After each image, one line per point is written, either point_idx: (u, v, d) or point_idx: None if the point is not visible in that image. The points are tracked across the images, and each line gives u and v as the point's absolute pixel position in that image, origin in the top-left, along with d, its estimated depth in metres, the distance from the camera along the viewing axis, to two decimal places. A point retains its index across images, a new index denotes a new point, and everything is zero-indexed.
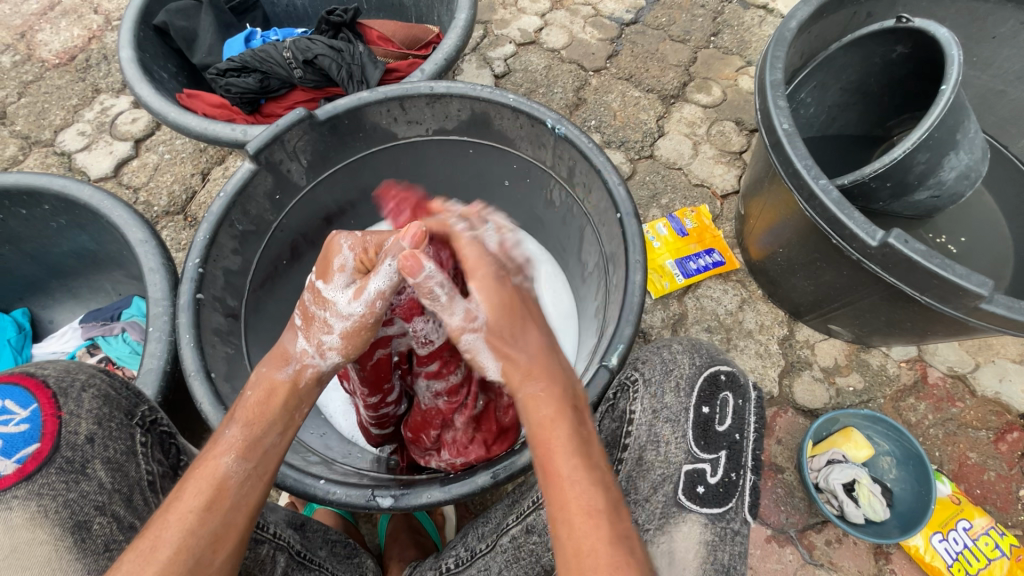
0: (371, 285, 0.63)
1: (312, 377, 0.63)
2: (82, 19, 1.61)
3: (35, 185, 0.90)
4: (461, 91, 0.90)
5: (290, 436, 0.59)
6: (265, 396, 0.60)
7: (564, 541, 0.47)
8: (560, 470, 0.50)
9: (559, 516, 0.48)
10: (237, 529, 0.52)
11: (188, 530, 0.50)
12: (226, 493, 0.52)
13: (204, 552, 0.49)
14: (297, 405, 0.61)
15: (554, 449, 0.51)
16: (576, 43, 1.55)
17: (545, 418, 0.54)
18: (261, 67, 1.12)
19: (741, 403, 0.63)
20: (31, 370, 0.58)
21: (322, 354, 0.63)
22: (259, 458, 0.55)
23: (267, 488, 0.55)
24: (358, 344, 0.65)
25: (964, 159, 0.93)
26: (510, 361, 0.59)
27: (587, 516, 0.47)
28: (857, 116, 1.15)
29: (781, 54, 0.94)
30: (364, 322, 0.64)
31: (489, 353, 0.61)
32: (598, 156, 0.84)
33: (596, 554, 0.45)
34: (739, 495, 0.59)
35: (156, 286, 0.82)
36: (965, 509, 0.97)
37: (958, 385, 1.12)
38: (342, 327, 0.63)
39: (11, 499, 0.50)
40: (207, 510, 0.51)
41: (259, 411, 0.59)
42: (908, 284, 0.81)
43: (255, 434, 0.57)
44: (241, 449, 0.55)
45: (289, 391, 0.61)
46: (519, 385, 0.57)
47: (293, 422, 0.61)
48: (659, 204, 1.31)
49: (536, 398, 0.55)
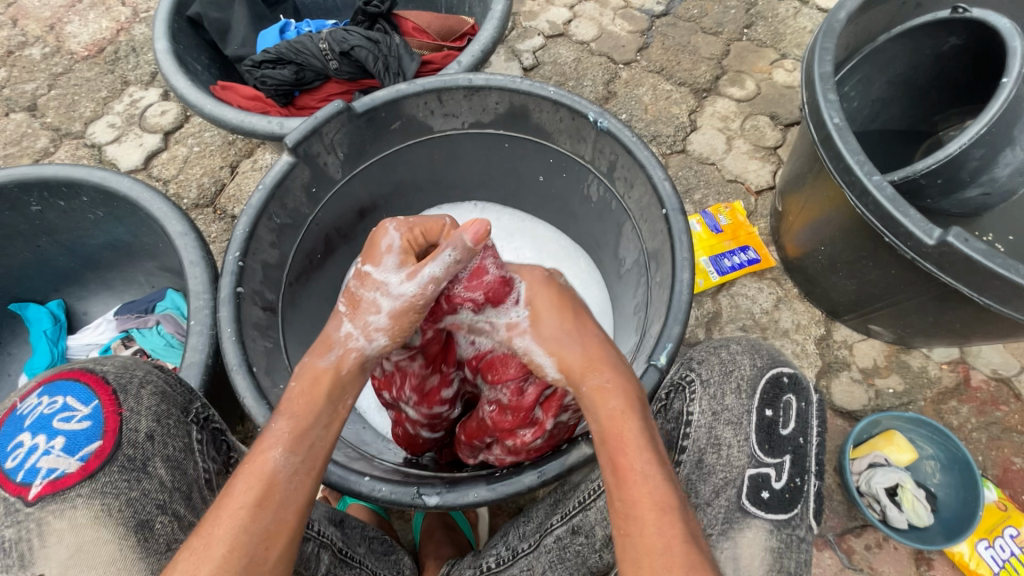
0: (426, 269, 0.61)
1: (355, 364, 0.60)
2: (110, 11, 1.61)
3: (74, 177, 0.90)
4: (500, 83, 0.89)
5: (336, 429, 0.57)
6: (309, 388, 0.57)
7: (635, 538, 0.49)
8: (633, 465, 0.51)
9: (630, 513, 0.49)
10: (290, 525, 0.50)
11: (240, 527, 0.48)
12: (276, 489, 0.50)
13: (257, 549, 0.48)
14: (341, 395, 0.58)
15: (627, 445, 0.52)
16: (606, 36, 1.52)
17: (615, 411, 0.54)
18: (296, 58, 1.11)
19: (805, 406, 0.62)
20: (90, 366, 0.58)
21: (368, 336, 0.61)
22: (307, 452, 0.53)
23: (316, 482, 0.53)
24: (406, 325, 0.62)
25: (1022, 156, 0.89)
26: (559, 354, 0.60)
27: (660, 514, 0.49)
28: (901, 111, 1.12)
29: (830, 46, 0.91)
30: (412, 305, 0.62)
31: (542, 349, 0.61)
32: (641, 150, 0.82)
33: (670, 551, 0.47)
34: (804, 501, 0.59)
35: (197, 279, 0.81)
36: (1012, 516, 0.94)
37: (1001, 388, 1.09)
38: (391, 307, 0.61)
39: (76, 497, 0.50)
40: (259, 506, 0.49)
41: (305, 402, 0.56)
42: (965, 285, 0.78)
43: (302, 427, 0.54)
44: (289, 443, 0.53)
45: (333, 379, 0.58)
46: (582, 378, 0.58)
47: (338, 415, 0.57)
48: (692, 201, 1.28)
49: (604, 391, 0.56)
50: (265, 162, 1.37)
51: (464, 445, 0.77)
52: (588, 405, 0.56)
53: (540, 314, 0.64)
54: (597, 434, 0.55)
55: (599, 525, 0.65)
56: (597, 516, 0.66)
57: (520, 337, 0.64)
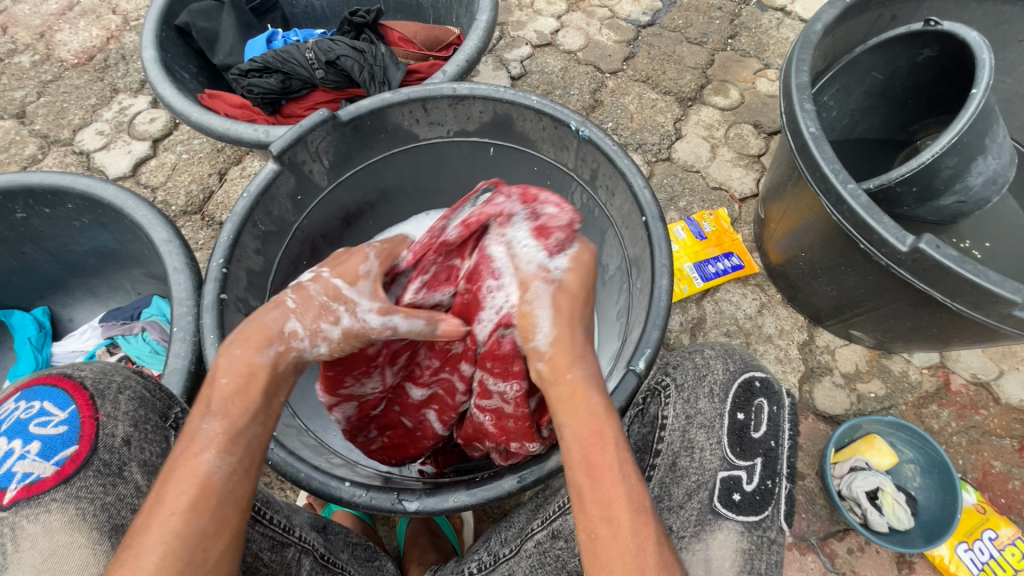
0: (398, 316, 0.62)
1: (291, 362, 0.58)
2: (100, 19, 1.62)
3: (60, 184, 0.90)
4: (484, 92, 0.90)
5: (272, 428, 0.56)
6: (242, 385, 0.55)
7: (605, 540, 0.49)
8: (611, 466, 0.52)
9: (604, 514, 0.50)
10: (230, 525, 0.49)
11: (173, 532, 0.47)
12: (211, 491, 0.49)
13: (194, 552, 0.47)
14: (275, 393, 0.57)
15: (603, 446, 0.53)
16: (593, 46, 1.55)
17: (596, 409, 0.55)
18: (283, 67, 1.13)
19: (776, 409, 0.64)
20: (69, 371, 0.59)
21: (313, 340, 0.60)
22: (243, 451, 0.52)
23: (253, 481, 0.52)
24: (353, 346, 0.62)
25: (991, 165, 0.92)
26: (558, 334, 0.60)
27: (635, 514, 0.50)
28: (879, 120, 1.15)
29: (807, 56, 0.93)
30: (366, 331, 0.62)
31: (549, 316, 0.61)
32: (622, 158, 0.83)
33: (643, 555, 0.48)
34: (775, 503, 0.60)
35: (180, 286, 0.82)
36: (990, 519, 0.95)
37: (981, 392, 1.10)
38: (350, 325, 0.61)
39: (50, 502, 0.50)
40: (193, 509, 0.48)
41: (238, 401, 0.54)
42: (938, 291, 0.80)
43: (236, 426, 0.52)
44: (222, 442, 0.51)
45: (269, 376, 0.56)
46: (565, 368, 0.58)
47: (271, 413, 0.56)
48: (677, 208, 1.30)
49: (575, 388, 0.57)
50: (254, 169, 1.38)
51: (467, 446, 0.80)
52: (561, 399, 0.56)
53: (568, 287, 0.63)
54: (570, 430, 0.55)
55: (578, 529, 0.65)
56: (576, 520, 0.66)
57: (540, 284, 0.63)
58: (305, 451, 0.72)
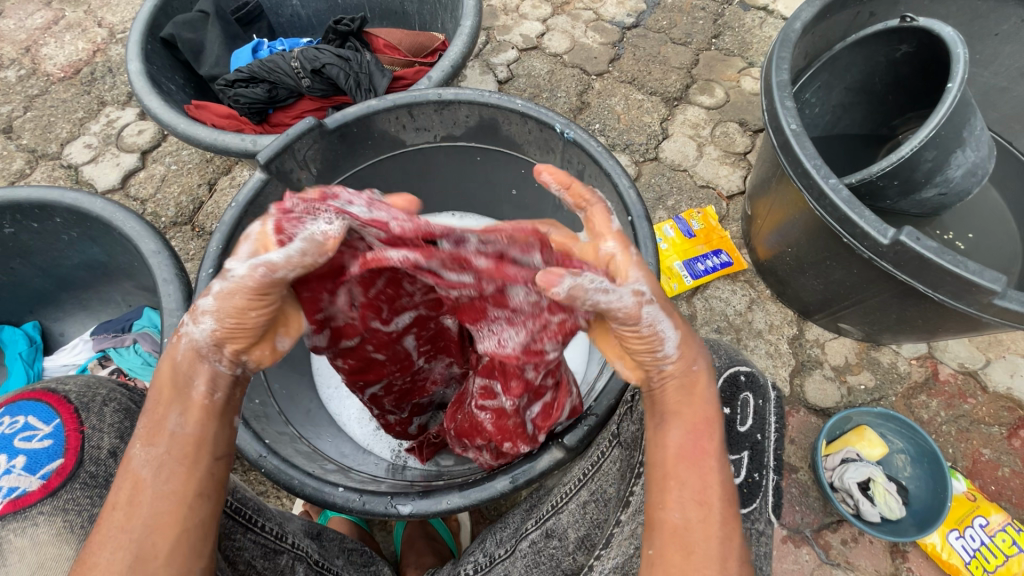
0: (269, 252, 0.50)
1: (187, 349, 0.54)
2: (86, 33, 1.62)
3: (47, 198, 0.90)
4: (469, 97, 0.91)
5: (198, 414, 0.53)
6: (157, 381, 0.54)
7: (698, 524, 0.51)
8: (711, 455, 0.54)
9: (703, 499, 0.52)
10: (174, 518, 0.49)
11: (118, 527, 0.48)
12: (144, 486, 0.49)
13: (142, 547, 0.48)
14: (189, 382, 0.53)
15: (710, 434, 0.55)
16: (578, 48, 1.56)
17: (708, 398, 0.56)
18: (269, 76, 1.13)
19: (762, 403, 0.64)
20: (53, 386, 0.59)
21: (196, 321, 0.53)
22: (168, 443, 0.51)
23: (188, 471, 0.51)
24: (241, 311, 0.52)
25: (971, 157, 0.93)
26: (682, 341, 0.56)
27: (726, 506, 0.52)
28: (861, 116, 1.17)
29: (786, 55, 0.94)
30: (244, 289, 0.51)
31: (670, 320, 0.55)
32: (607, 159, 0.84)
33: (729, 541, 0.51)
34: (762, 496, 0.60)
35: (170, 296, 0.82)
36: (981, 506, 0.96)
37: (969, 381, 1.11)
38: (221, 288, 0.51)
39: (37, 515, 0.50)
40: (132, 505, 0.49)
41: (156, 395, 0.53)
42: (921, 283, 0.81)
43: (155, 419, 0.52)
44: (146, 437, 0.51)
45: (171, 368, 0.54)
46: (692, 362, 0.57)
47: (194, 400, 0.53)
48: (665, 207, 1.31)
49: (698, 380, 0.57)
50: (243, 179, 1.38)
51: (457, 439, 0.80)
52: (683, 391, 0.56)
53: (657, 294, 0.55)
54: (687, 419, 0.55)
55: (571, 527, 0.66)
56: (568, 518, 0.67)
57: (650, 306, 0.53)
58: (299, 458, 0.73)
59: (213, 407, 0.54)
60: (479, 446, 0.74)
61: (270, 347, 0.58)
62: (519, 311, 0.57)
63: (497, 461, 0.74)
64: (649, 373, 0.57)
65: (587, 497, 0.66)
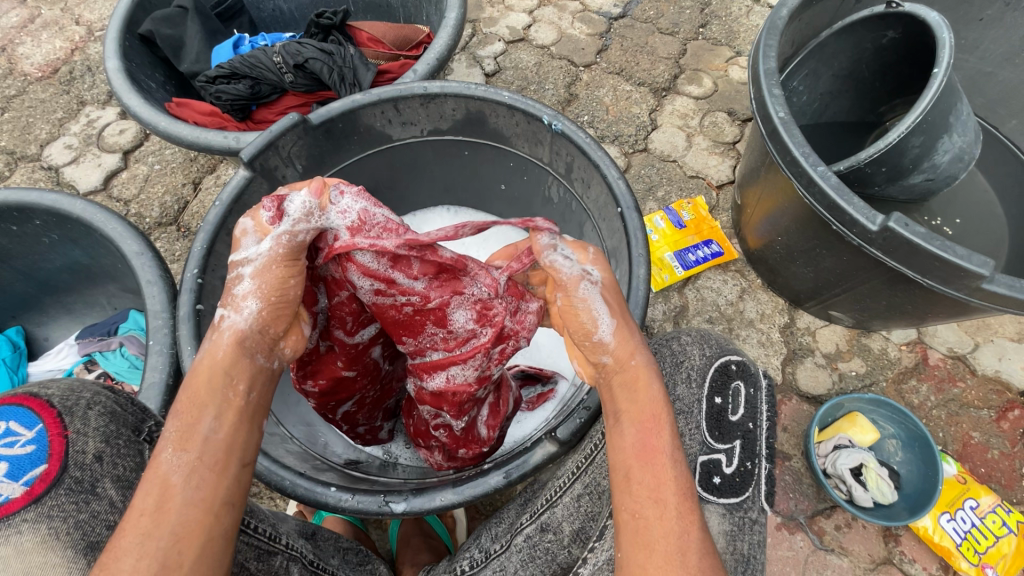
0: (281, 226, 0.60)
1: (230, 343, 0.54)
2: (63, 31, 1.58)
3: (25, 201, 0.88)
4: (456, 90, 0.89)
5: (232, 418, 0.51)
6: (191, 383, 0.51)
7: (654, 520, 0.47)
8: (663, 449, 0.50)
9: (654, 497, 0.47)
10: (203, 526, 0.45)
11: (144, 534, 0.44)
12: (173, 492, 0.45)
13: (168, 557, 0.43)
14: (229, 382, 0.52)
15: (660, 430, 0.51)
16: (565, 39, 1.55)
17: (655, 400, 0.53)
18: (251, 72, 1.11)
19: (754, 391, 0.65)
20: (35, 391, 0.58)
21: (237, 306, 0.55)
22: (201, 447, 0.48)
23: (221, 476, 0.48)
24: (276, 285, 0.57)
25: (957, 142, 0.94)
26: (619, 325, 0.57)
27: (682, 498, 0.48)
28: (849, 104, 1.17)
29: (773, 43, 0.94)
30: (274, 259, 0.58)
31: (605, 305, 0.58)
32: (595, 151, 0.83)
33: (688, 535, 0.46)
34: (755, 484, 0.60)
35: (155, 299, 0.81)
36: (971, 488, 0.98)
37: (958, 365, 1.12)
38: (253, 268, 0.57)
39: (21, 522, 0.49)
40: (159, 511, 0.45)
41: (189, 396, 0.50)
42: (910, 268, 0.82)
43: (190, 421, 0.49)
44: (178, 441, 0.48)
45: (209, 366, 0.52)
46: (630, 355, 0.56)
47: (231, 402, 0.51)
48: (656, 197, 1.31)
49: (640, 375, 0.55)
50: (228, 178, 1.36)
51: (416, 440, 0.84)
52: (624, 386, 0.54)
53: (609, 282, 0.61)
54: (626, 413, 0.52)
55: (566, 520, 0.66)
56: (563, 512, 0.66)
57: (589, 285, 0.59)
58: (290, 458, 0.72)
59: (245, 412, 0.52)
60: (432, 446, 0.81)
61: (300, 335, 0.61)
62: (463, 340, 0.68)
63: (448, 461, 0.81)
64: (597, 370, 0.58)
65: (581, 490, 0.66)
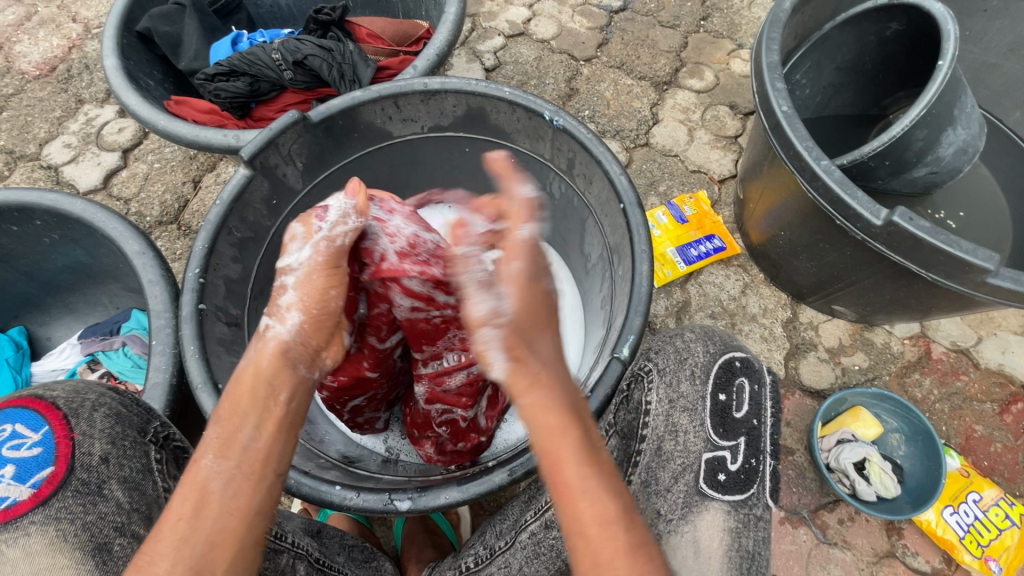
0: (324, 235, 0.63)
1: (274, 352, 0.57)
2: (60, 29, 1.57)
3: (25, 201, 0.88)
4: (456, 86, 0.89)
5: (270, 428, 0.51)
6: (236, 390, 0.53)
7: (581, 553, 0.45)
8: (572, 481, 0.47)
9: (574, 529, 0.46)
10: (235, 534, 0.45)
11: (180, 538, 0.44)
12: (212, 498, 0.46)
13: (201, 566, 0.43)
14: (270, 394, 0.53)
15: (566, 461, 0.48)
16: (566, 33, 1.54)
17: (553, 428, 0.49)
18: (249, 69, 1.10)
19: (757, 387, 0.65)
20: (40, 392, 0.58)
21: (282, 316, 0.59)
22: (240, 455, 0.48)
23: (256, 486, 0.48)
24: (318, 296, 0.61)
25: (962, 135, 0.93)
26: (515, 360, 0.53)
27: (602, 526, 0.45)
28: (852, 96, 1.16)
29: (776, 35, 0.93)
30: (317, 269, 0.62)
31: (502, 350, 0.53)
32: (597, 146, 0.82)
33: (614, 563, 0.44)
34: (759, 480, 0.60)
35: (157, 298, 0.81)
36: (974, 481, 0.98)
37: (961, 358, 1.12)
38: (297, 279, 0.61)
39: (29, 525, 0.49)
40: (196, 517, 0.45)
41: (230, 406, 0.51)
42: (914, 262, 0.81)
43: (230, 429, 0.50)
44: (219, 448, 0.48)
45: (253, 374, 0.54)
46: (523, 390, 0.52)
47: (272, 412, 0.52)
48: (657, 192, 1.30)
49: (541, 408, 0.51)
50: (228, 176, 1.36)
51: (413, 429, 0.84)
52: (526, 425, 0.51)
53: (524, 301, 0.56)
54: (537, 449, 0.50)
55: None
56: None
57: (492, 327, 0.54)
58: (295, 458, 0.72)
59: (284, 422, 0.52)
60: (425, 437, 0.82)
61: (339, 345, 0.64)
62: None
63: (438, 455, 0.82)
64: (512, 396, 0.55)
65: None
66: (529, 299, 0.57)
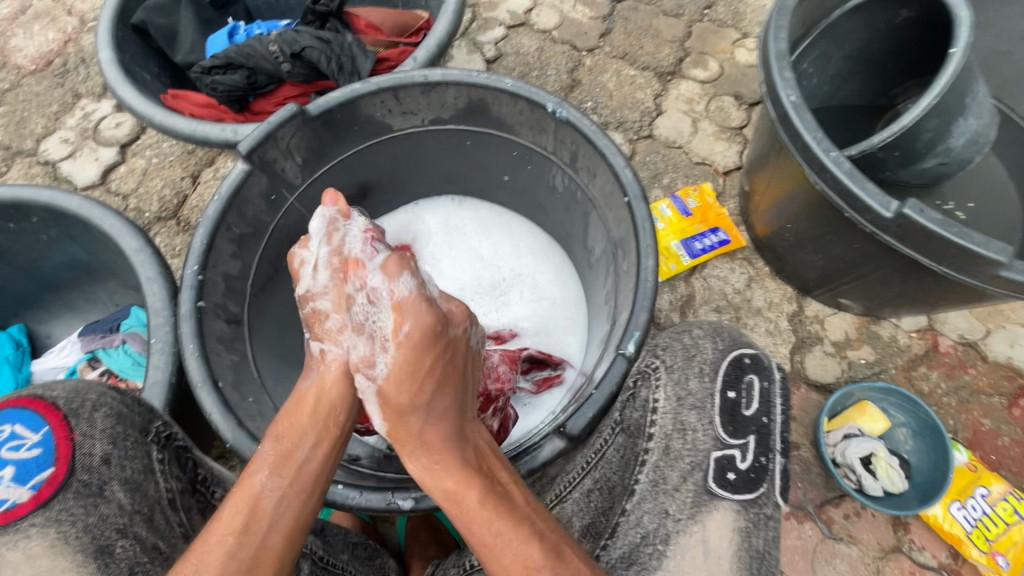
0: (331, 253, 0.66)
1: (337, 373, 0.62)
2: (56, 22, 1.55)
3: (21, 198, 0.87)
4: (457, 77, 0.87)
5: (325, 448, 0.59)
6: (296, 410, 0.60)
7: None
8: (482, 538, 0.52)
9: None
10: (273, 552, 0.52)
11: (227, 552, 0.51)
12: (262, 514, 0.53)
13: None
14: (331, 413, 0.61)
15: (471, 523, 0.53)
16: (568, 23, 1.51)
17: (452, 489, 0.55)
18: (246, 62, 1.09)
19: (767, 384, 0.64)
20: (40, 392, 0.57)
21: (338, 341, 0.63)
22: (294, 475, 0.56)
23: (303, 506, 0.55)
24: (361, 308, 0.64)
25: (972, 125, 0.91)
26: (401, 424, 0.59)
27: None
28: (860, 85, 1.14)
29: (784, 23, 0.91)
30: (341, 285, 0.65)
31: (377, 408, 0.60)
32: (601, 139, 0.81)
33: None
34: (770, 479, 0.59)
35: (156, 295, 0.80)
36: (982, 476, 0.97)
37: (969, 352, 1.11)
38: (330, 300, 0.64)
39: (30, 527, 0.50)
40: (245, 532, 0.52)
41: (291, 424, 0.59)
42: (923, 255, 0.80)
43: (288, 448, 0.57)
44: (276, 466, 0.56)
45: (316, 398, 0.61)
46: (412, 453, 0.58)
47: (328, 433, 0.60)
48: (661, 184, 1.28)
49: (435, 470, 0.57)
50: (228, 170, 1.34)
51: None
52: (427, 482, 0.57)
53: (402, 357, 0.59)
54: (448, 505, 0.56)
55: None
56: None
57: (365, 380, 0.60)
58: None
59: (338, 443, 0.60)
60: None
61: None
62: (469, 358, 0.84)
63: None
64: None
65: None
66: (404, 364, 0.59)
